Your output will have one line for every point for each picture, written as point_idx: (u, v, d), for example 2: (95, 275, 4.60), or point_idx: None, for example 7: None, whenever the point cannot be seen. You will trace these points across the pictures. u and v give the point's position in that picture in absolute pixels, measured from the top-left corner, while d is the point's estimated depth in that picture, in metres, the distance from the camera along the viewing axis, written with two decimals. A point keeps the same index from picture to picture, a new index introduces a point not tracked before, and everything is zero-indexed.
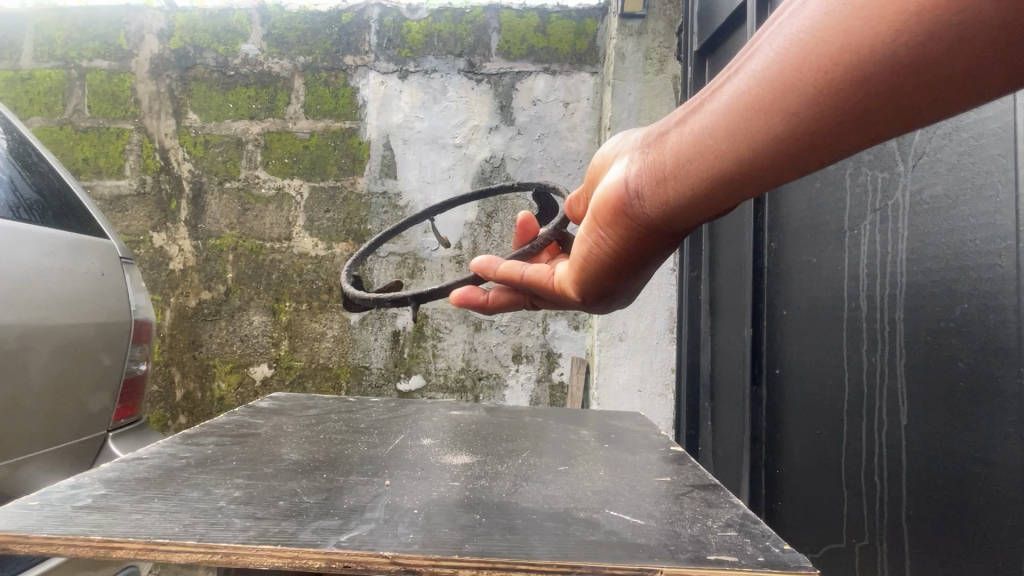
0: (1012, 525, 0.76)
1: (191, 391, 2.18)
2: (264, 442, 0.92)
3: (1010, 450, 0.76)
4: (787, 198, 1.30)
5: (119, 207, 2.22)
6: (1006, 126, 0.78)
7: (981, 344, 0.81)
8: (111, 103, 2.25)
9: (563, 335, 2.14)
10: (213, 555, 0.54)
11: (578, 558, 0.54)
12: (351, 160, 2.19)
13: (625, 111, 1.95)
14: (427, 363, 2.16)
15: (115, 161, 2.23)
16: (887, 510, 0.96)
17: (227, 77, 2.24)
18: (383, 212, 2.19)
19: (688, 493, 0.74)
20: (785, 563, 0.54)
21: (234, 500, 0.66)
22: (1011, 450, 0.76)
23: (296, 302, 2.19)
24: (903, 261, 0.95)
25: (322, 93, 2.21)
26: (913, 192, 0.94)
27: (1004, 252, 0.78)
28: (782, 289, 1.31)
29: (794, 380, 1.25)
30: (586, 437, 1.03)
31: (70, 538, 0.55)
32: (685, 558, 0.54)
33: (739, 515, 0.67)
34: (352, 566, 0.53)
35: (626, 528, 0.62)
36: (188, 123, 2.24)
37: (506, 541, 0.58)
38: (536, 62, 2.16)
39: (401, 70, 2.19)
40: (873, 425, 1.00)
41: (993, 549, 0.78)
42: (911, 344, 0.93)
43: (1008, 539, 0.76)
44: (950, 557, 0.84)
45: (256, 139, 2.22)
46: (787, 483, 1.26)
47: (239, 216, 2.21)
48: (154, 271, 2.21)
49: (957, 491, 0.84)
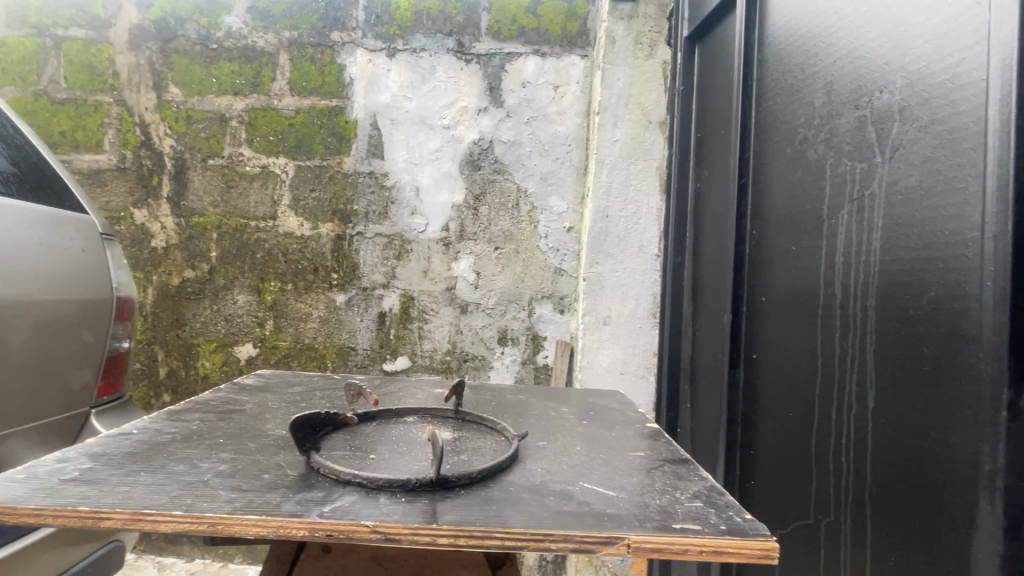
0: (959, 511, 0.75)
1: (175, 369, 2.17)
2: (250, 418, 0.93)
3: (965, 442, 0.74)
4: (770, 186, 1.28)
5: (98, 182, 2.18)
6: (978, 120, 0.74)
7: (946, 332, 0.78)
8: (88, 74, 2.18)
9: (549, 319, 2.16)
10: (200, 524, 0.56)
11: (551, 527, 0.57)
12: (338, 139, 2.17)
13: (614, 95, 1.94)
14: (414, 345, 2.17)
15: (93, 134, 2.17)
16: (852, 493, 0.96)
17: (210, 50, 2.19)
18: (370, 192, 2.17)
19: (660, 467, 0.77)
20: (746, 531, 0.57)
21: (220, 473, 0.68)
22: (966, 441, 0.74)
23: (281, 282, 2.17)
24: (876, 250, 0.93)
25: (308, 70, 2.17)
26: (889, 183, 0.91)
27: (970, 243, 0.75)
28: (762, 275, 1.31)
29: (771, 365, 1.25)
30: (566, 415, 1.06)
31: (59, 508, 0.56)
32: (652, 527, 0.58)
33: (707, 487, 0.70)
34: (334, 534, 0.55)
35: (599, 499, 0.65)
36: (169, 98, 2.19)
37: (483, 511, 0.60)
38: (526, 43, 2.14)
39: (390, 48, 2.16)
40: (843, 411, 0.99)
41: (944, 536, 0.77)
42: (881, 332, 0.91)
43: (956, 527, 0.75)
44: (906, 543, 0.84)
45: (240, 115, 2.18)
46: (761, 465, 1.28)
47: (223, 193, 2.18)
48: (135, 248, 2.18)
49: (914, 479, 0.82)
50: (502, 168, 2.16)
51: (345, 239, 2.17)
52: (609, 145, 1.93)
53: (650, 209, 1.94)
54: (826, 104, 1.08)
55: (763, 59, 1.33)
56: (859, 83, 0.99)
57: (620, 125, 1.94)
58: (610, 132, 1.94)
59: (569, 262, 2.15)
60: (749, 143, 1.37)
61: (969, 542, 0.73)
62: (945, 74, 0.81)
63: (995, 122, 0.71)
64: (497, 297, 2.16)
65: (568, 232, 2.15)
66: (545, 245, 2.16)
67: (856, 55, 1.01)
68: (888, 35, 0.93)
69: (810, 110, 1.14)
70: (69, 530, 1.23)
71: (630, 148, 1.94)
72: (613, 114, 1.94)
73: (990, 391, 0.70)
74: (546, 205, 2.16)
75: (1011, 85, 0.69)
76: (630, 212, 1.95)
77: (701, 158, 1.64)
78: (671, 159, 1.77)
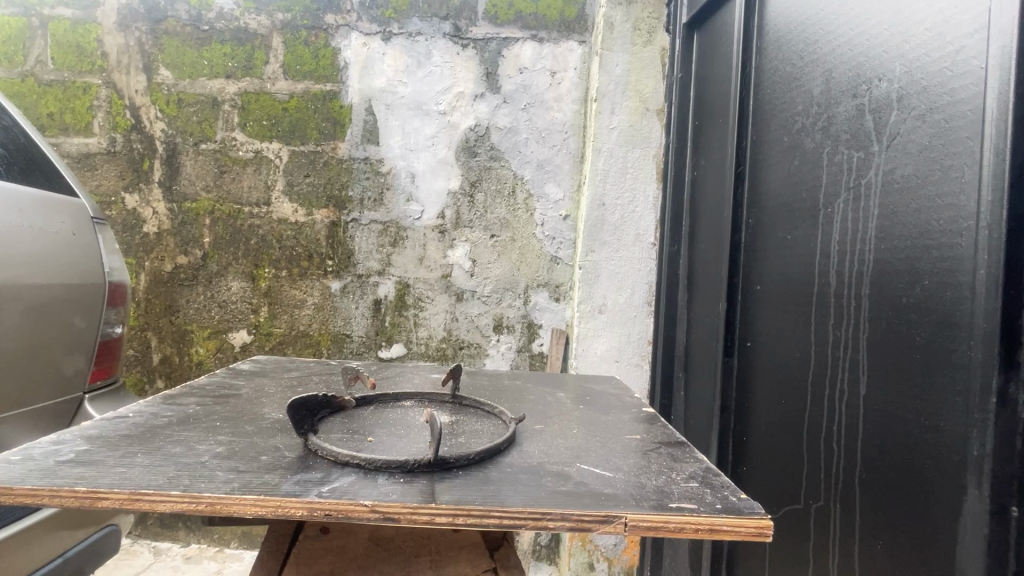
0: (945, 496, 0.76)
1: (169, 356, 2.16)
2: (246, 402, 0.93)
3: (955, 428, 0.75)
4: (767, 174, 1.28)
5: (88, 166, 2.14)
6: (977, 109, 0.74)
7: (938, 320, 0.79)
8: (76, 55, 2.13)
9: (544, 307, 2.16)
10: (198, 504, 0.56)
11: (549, 506, 0.57)
12: (332, 124, 2.14)
13: (612, 82, 1.93)
14: (409, 332, 2.17)
15: (82, 117, 2.13)
16: (841, 479, 0.97)
17: (201, 32, 2.15)
18: (365, 178, 2.15)
19: (656, 449, 0.78)
20: (740, 509, 0.58)
21: (216, 455, 0.68)
22: (955, 427, 0.75)
23: (275, 269, 2.16)
24: (871, 239, 0.93)
25: (302, 54, 2.14)
26: (885, 171, 0.91)
27: (965, 232, 0.76)
28: (757, 264, 1.31)
29: (765, 353, 1.26)
30: (562, 399, 1.07)
31: (55, 488, 0.56)
32: (649, 506, 0.58)
33: (702, 468, 0.71)
34: (332, 514, 0.56)
35: (596, 480, 0.66)
36: (160, 80, 2.15)
37: (481, 491, 0.61)
38: (524, 28, 2.12)
39: (385, 31, 2.12)
40: (834, 398, 1.00)
41: (930, 520, 0.78)
42: (874, 320, 0.92)
43: (941, 511, 0.77)
44: (891, 526, 0.85)
45: (232, 99, 2.15)
46: (753, 451, 1.29)
47: (216, 178, 2.16)
48: (127, 234, 2.15)
49: (905, 464, 0.83)
50: (498, 155, 2.14)
51: (340, 225, 2.16)
52: (606, 133, 1.92)
53: (647, 197, 1.94)
54: (825, 91, 1.08)
55: (762, 45, 1.32)
56: (857, 72, 0.99)
57: (618, 112, 1.93)
58: (607, 119, 1.93)
59: (565, 250, 2.15)
60: (747, 131, 1.36)
61: (953, 526, 0.74)
62: (944, 62, 0.80)
63: (992, 111, 0.71)
64: (493, 285, 2.16)
65: (565, 220, 2.15)
66: (541, 233, 2.15)
67: (855, 43, 1.00)
68: (888, 22, 0.92)
69: (808, 98, 1.14)
70: (66, 514, 1.23)
71: (628, 136, 1.93)
72: (611, 101, 1.93)
73: (980, 379, 0.70)
74: (542, 192, 2.15)
75: (1010, 74, 0.68)
76: (627, 200, 1.95)
77: (699, 146, 1.64)
78: (669, 147, 1.77)
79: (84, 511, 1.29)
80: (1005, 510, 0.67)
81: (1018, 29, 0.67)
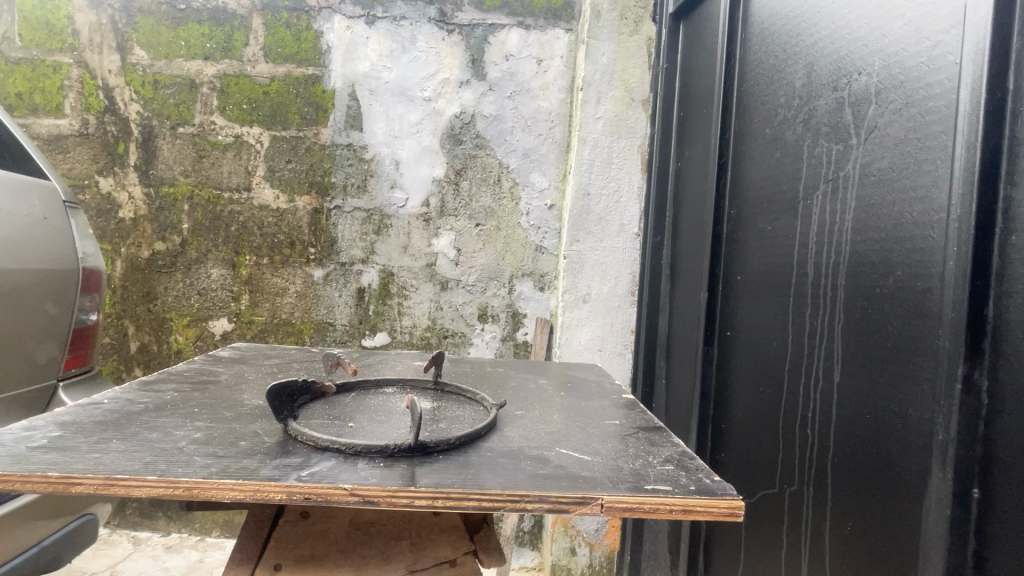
0: (911, 478, 0.79)
1: (147, 344, 2.13)
2: (225, 388, 0.93)
3: (921, 413, 0.78)
4: (749, 165, 1.29)
5: (60, 148, 2.08)
6: (951, 104, 0.76)
7: (909, 309, 0.81)
8: (44, 32, 2.05)
9: (529, 297, 2.16)
10: (176, 488, 0.55)
11: (528, 488, 0.58)
12: (315, 110, 2.10)
13: (598, 71, 1.92)
14: (393, 321, 2.16)
15: (53, 97, 2.06)
16: (815, 463, 0.99)
17: (177, 12, 2.08)
18: (347, 165, 2.12)
19: (634, 434, 0.79)
20: (714, 491, 0.60)
21: (194, 441, 0.67)
22: (921, 412, 0.78)
23: (257, 256, 2.13)
24: (848, 230, 0.95)
25: (283, 36, 2.09)
26: (863, 164, 0.92)
27: (936, 225, 0.78)
28: (737, 255, 1.33)
29: (743, 343, 1.28)
30: (545, 386, 1.08)
31: (25, 475, 0.55)
32: (626, 488, 0.60)
33: (678, 452, 0.73)
34: (312, 497, 0.56)
35: (574, 464, 0.67)
36: (134, 60, 2.08)
37: (460, 474, 0.61)
38: (510, 15, 2.09)
39: (368, 15, 2.08)
40: (809, 385, 1.02)
41: (899, 502, 0.81)
42: (847, 310, 0.94)
43: (908, 493, 0.79)
44: (860, 508, 0.88)
45: (211, 81, 2.09)
46: (731, 437, 1.32)
47: (194, 163, 2.11)
48: (101, 219, 2.10)
49: (875, 449, 0.86)
50: (484, 143, 2.13)
51: (323, 213, 2.13)
52: (592, 122, 1.92)
53: (632, 187, 1.95)
54: (806, 84, 1.09)
55: (747, 36, 1.32)
56: (838, 65, 1.00)
57: (604, 102, 1.92)
58: (593, 108, 1.92)
59: (550, 240, 2.15)
60: (730, 123, 1.37)
61: (920, 508, 0.77)
62: (920, 58, 0.82)
63: (964, 107, 0.72)
64: (478, 274, 2.15)
65: (550, 210, 2.15)
66: (526, 222, 2.15)
67: (837, 36, 1.01)
68: (869, 16, 0.93)
69: (790, 90, 1.15)
70: (47, 501, 1.22)
71: (613, 125, 1.93)
72: (597, 91, 1.92)
73: (947, 367, 0.72)
74: (527, 181, 2.14)
75: (982, 69, 0.70)
76: (612, 189, 1.96)
77: (683, 137, 1.64)
78: (654, 138, 1.77)
79: (64, 499, 1.28)
80: (967, 492, 0.69)
81: (993, 26, 0.68)
